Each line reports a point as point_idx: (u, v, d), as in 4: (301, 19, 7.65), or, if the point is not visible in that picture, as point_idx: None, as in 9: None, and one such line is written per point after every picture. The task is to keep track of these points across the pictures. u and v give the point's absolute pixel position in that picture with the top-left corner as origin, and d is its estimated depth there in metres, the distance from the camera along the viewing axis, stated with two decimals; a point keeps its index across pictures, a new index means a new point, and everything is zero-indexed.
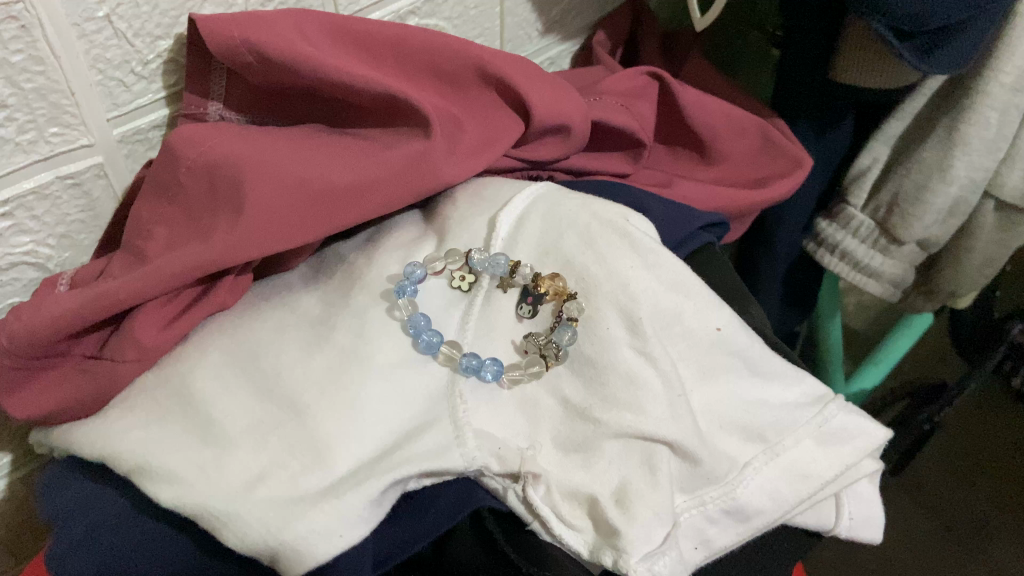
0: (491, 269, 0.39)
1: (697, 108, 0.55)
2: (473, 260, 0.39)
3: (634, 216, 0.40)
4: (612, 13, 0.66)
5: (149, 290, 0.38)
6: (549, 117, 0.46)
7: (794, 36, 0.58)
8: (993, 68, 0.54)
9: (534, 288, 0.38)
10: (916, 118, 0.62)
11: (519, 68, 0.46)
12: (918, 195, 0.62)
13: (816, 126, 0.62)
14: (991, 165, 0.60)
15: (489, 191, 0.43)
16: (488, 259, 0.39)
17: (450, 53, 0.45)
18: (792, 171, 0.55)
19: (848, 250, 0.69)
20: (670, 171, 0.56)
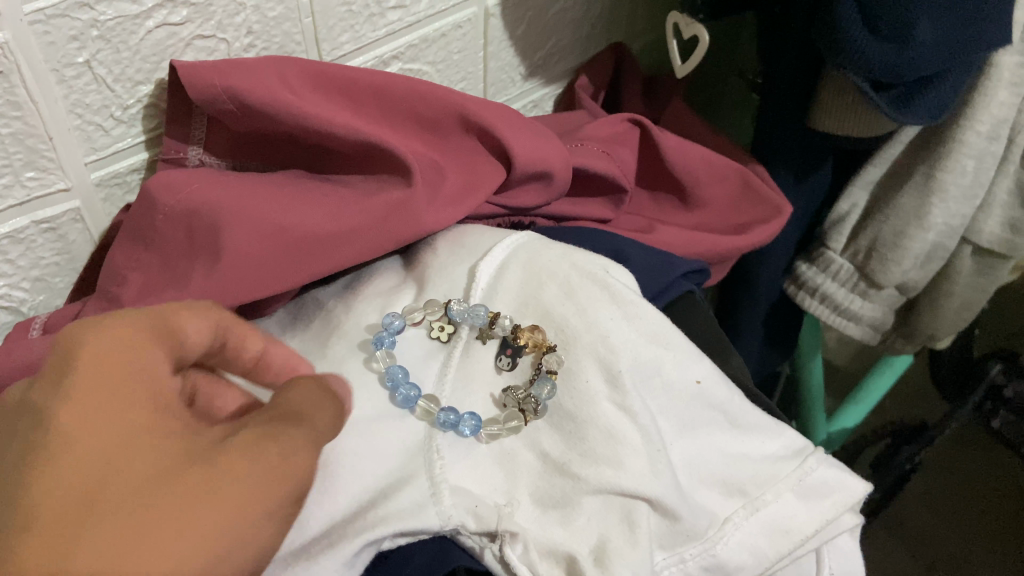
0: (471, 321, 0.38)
1: (678, 154, 0.55)
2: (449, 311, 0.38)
3: (615, 267, 0.41)
4: (595, 58, 0.67)
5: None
6: (530, 165, 0.46)
7: (772, 84, 0.59)
8: (969, 117, 0.56)
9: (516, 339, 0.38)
10: (893, 165, 0.63)
11: (501, 115, 0.47)
12: (896, 240, 0.63)
13: (795, 171, 0.63)
14: (968, 212, 0.61)
15: (470, 239, 0.43)
16: (464, 309, 0.38)
17: (432, 101, 0.45)
18: (771, 219, 0.56)
19: (828, 293, 0.68)
20: (652, 216, 0.57)
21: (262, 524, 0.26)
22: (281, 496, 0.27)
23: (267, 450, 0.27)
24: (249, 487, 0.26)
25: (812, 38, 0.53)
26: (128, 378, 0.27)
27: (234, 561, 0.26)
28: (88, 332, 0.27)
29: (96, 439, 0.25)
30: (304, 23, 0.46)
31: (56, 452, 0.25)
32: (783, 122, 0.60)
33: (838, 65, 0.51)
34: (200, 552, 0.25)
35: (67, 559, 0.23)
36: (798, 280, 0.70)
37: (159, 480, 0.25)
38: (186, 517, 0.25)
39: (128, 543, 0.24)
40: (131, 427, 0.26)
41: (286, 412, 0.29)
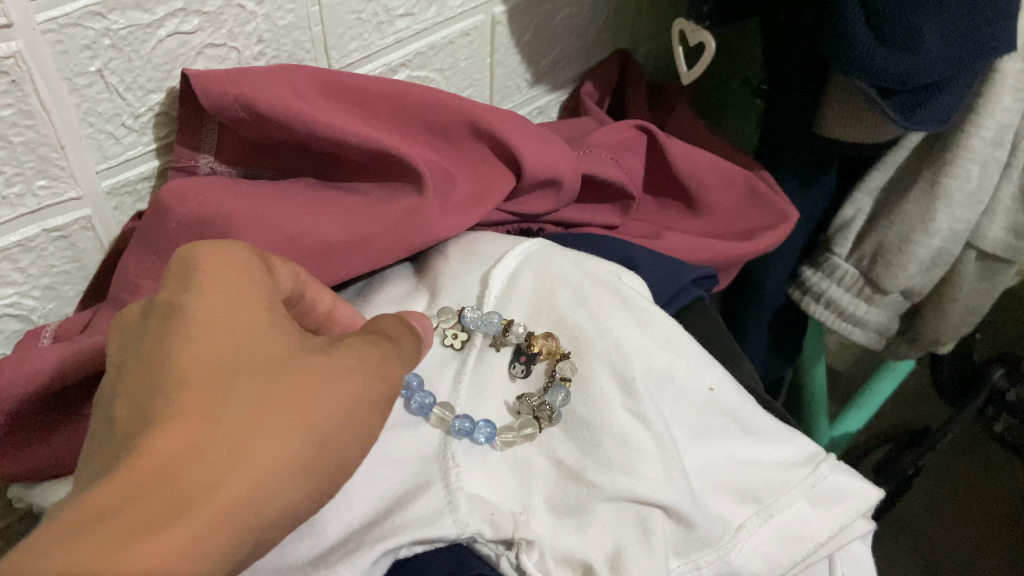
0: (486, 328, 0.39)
1: (686, 161, 0.56)
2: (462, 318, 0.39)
3: (627, 274, 0.41)
4: (600, 65, 0.67)
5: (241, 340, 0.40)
6: (539, 172, 0.47)
7: (778, 91, 0.59)
8: (975, 123, 0.56)
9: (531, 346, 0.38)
10: (898, 170, 0.63)
11: (510, 122, 0.47)
12: (901, 246, 0.63)
13: (800, 177, 0.63)
14: (973, 217, 0.61)
15: (482, 247, 0.43)
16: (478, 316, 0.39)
17: (442, 109, 0.46)
18: (779, 224, 0.56)
19: (833, 299, 0.68)
20: (659, 223, 0.57)
21: (371, 408, 0.29)
22: (387, 387, 0.30)
23: (371, 348, 0.31)
24: (361, 374, 0.29)
25: (818, 45, 0.53)
26: (249, 285, 0.31)
27: (352, 434, 0.29)
28: (207, 250, 0.31)
29: (228, 326, 0.29)
30: (313, 31, 0.47)
31: (194, 335, 0.28)
32: (788, 129, 0.60)
33: (845, 72, 0.52)
34: (324, 421, 0.28)
35: (215, 418, 0.26)
36: (803, 285, 0.71)
37: (285, 363, 0.29)
38: (312, 392, 0.28)
39: (265, 407, 0.27)
40: (259, 319, 0.30)
41: (380, 326, 0.32)
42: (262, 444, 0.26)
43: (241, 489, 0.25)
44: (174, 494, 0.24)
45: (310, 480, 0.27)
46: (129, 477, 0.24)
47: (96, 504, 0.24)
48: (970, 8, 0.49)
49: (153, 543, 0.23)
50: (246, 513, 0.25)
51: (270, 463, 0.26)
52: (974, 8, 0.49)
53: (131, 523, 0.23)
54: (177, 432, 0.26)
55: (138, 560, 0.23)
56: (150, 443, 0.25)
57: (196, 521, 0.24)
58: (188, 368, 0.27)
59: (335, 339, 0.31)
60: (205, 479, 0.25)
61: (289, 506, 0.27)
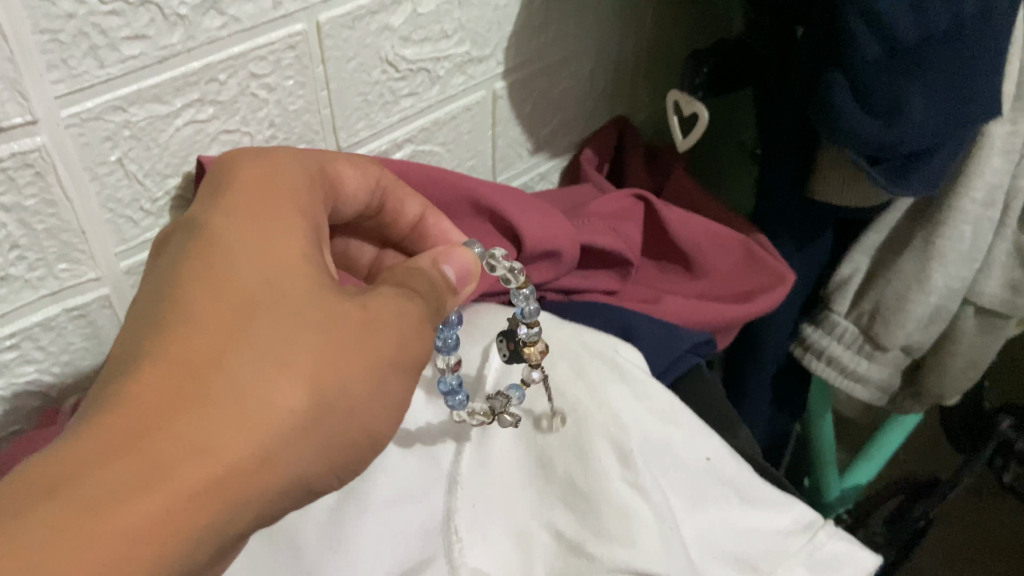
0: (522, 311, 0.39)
1: (682, 227, 0.57)
2: (519, 290, 0.39)
3: (625, 346, 0.43)
4: (599, 131, 0.69)
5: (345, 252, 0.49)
6: (539, 244, 0.49)
7: (770, 157, 0.61)
8: (965, 186, 0.59)
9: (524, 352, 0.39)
10: (893, 230, 0.64)
11: (510, 197, 0.50)
12: (898, 303, 0.64)
13: (797, 239, 0.65)
14: (967, 275, 0.63)
15: (484, 320, 0.45)
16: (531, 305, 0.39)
17: (445, 187, 0.48)
18: (775, 286, 0.57)
19: (834, 356, 0.69)
20: (657, 286, 0.58)
21: (384, 368, 0.33)
22: (404, 348, 0.33)
23: (393, 303, 0.34)
24: (374, 337, 0.33)
25: (806, 118, 0.56)
26: (275, 229, 0.34)
27: (361, 392, 0.32)
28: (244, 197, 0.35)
29: (255, 271, 0.32)
30: (322, 114, 0.49)
31: (220, 276, 0.32)
32: (782, 196, 0.62)
33: (834, 142, 0.54)
34: (335, 380, 0.31)
35: (222, 367, 0.29)
36: (804, 342, 0.71)
37: (300, 312, 0.31)
38: (324, 349, 0.31)
39: (276, 356, 0.30)
40: (281, 265, 0.33)
41: (406, 281, 0.36)
42: (274, 394, 0.29)
43: (239, 445, 0.28)
44: (170, 444, 0.27)
45: (314, 436, 0.30)
46: (131, 422, 0.27)
47: (94, 449, 0.26)
48: (958, 85, 0.52)
49: (139, 500, 0.26)
50: (247, 468, 0.28)
51: (271, 422, 0.29)
52: (961, 85, 0.52)
53: (124, 474, 0.26)
54: (184, 382, 0.28)
55: (123, 514, 0.25)
56: (158, 384, 0.28)
57: (188, 476, 0.27)
58: (205, 315, 0.30)
59: (359, 292, 0.34)
60: (209, 426, 0.28)
61: (292, 461, 0.30)
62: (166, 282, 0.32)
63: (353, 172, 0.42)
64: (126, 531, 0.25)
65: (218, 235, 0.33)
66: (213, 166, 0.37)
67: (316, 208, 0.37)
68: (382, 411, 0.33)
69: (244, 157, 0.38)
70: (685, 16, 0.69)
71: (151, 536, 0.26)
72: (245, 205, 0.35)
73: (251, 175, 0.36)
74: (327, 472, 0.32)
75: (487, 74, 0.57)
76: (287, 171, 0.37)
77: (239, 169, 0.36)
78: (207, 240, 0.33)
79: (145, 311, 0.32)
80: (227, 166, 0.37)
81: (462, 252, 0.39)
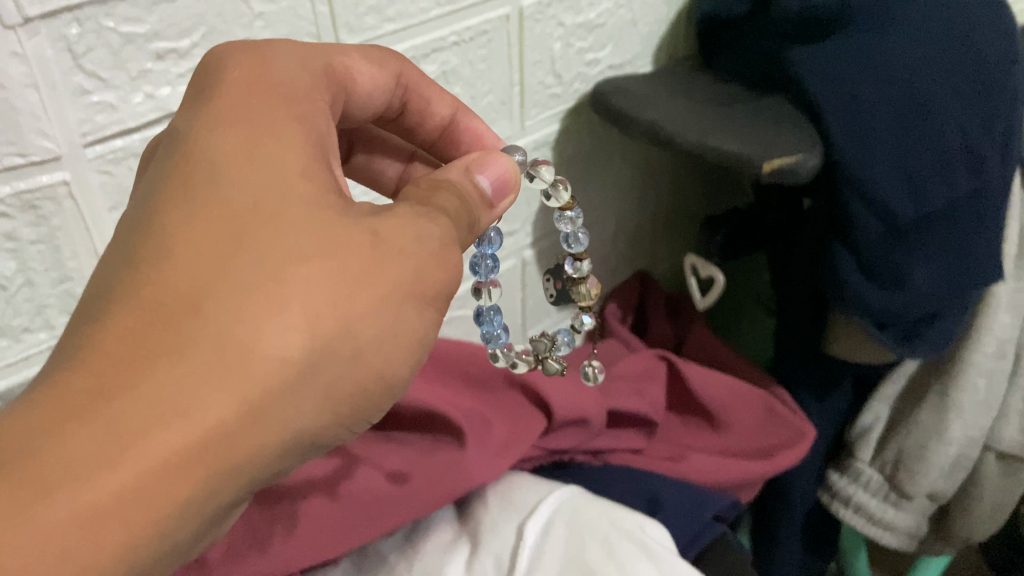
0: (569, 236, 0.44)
1: (702, 384, 0.60)
2: (564, 214, 0.44)
3: (651, 524, 0.45)
4: (622, 286, 0.74)
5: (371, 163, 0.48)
6: (568, 414, 0.52)
7: (785, 318, 0.65)
8: (975, 341, 0.62)
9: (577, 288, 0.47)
10: (911, 380, 0.68)
11: (540, 370, 0.54)
12: (920, 453, 0.66)
13: (815, 391, 0.67)
14: (985, 423, 0.65)
15: (517, 496, 0.47)
16: (579, 233, 0.44)
17: (480, 361, 0.54)
18: (796, 441, 0.59)
19: (861, 503, 0.69)
20: (682, 441, 0.60)
21: (394, 306, 0.30)
22: (416, 279, 0.31)
23: (409, 227, 0.31)
24: (382, 269, 0.30)
25: (817, 285, 0.60)
26: (272, 136, 0.31)
27: (369, 335, 0.30)
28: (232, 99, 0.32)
29: (246, 189, 0.29)
30: None
31: (207, 196, 0.29)
32: (799, 355, 0.66)
33: (844, 308, 0.58)
34: (335, 324, 0.28)
35: (200, 314, 0.26)
36: (831, 489, 0.72)
37: (298, 243, 0.29)
38: (325, 292, 0.28)
39: (267, 301, 0.27)
40: (279, 179, 0.30)
41: (429, 198, 0.34)
42: (263, 343, 0.27)
43: (220, 409, 0.26)
44: (138, 410, 0.25)
45: (311, 388, 0.28)
46: (97, 383, 0.25)
47: (51, 419, 0.24)
48: (956, 254, 0.56)
49: (104, 482, 0.24)
50: (233, 430, 0.26)
51: (260, 377, 0.27)
52: (960, 252, 0.56)
53: (86, 449, 0.24)
54: (155, 335, 0.26)
55: (86, 499, 0.24)
56: (127, 338, 0.26)
57: (159, 450, 0.25)
58: (184, 248, 0.28)
59: (373, 213, 0.32)
60: (185, 383, 0.25)
61: (287, 416, 0.28)
62: (147, 195, 0.30)
63: (368, 65, 0.39)
64: (91, 517, 0.24)
65: (205, 142, 0.31)
66: (206, 61, 0.34)
67: (319, 106, 0.35)
68: (395, 354, 0.31)
69: (237, 48, 0.35)
70: (700, 186, 0.75)
71: (122, 517, 0.24)
72: (234, 110, 0.32)
73: (243, 71, 0.33)
74: (335, 424, 0.30)
75: (515, 245, 0.63)
76: (285, 62, 0.35)
77: (232, 63, 0.33)
78: (190, 150, 0.31)
79: (120, 233, 0.29)
80: (221, 56, 0.34)
81: (497, 160, 0.38)
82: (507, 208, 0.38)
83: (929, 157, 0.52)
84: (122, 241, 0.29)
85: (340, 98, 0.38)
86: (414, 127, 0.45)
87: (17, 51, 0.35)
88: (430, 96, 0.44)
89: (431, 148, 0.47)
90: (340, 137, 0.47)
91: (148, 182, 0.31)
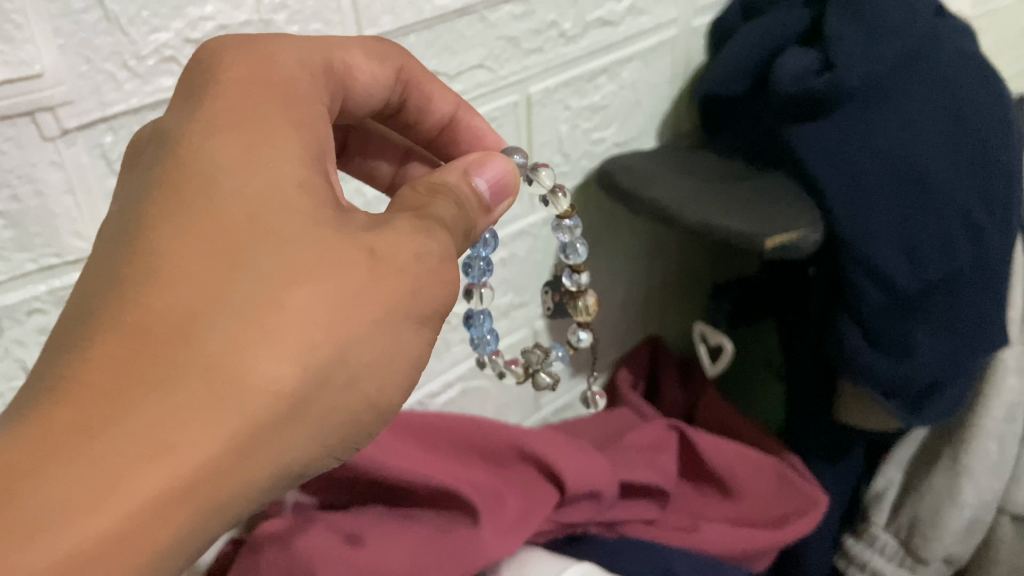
0: (567, 248, 0.48)
1: (714, 452, 0.61)
2: (562, 223, 0.47)
3: None
4: (632, 353, 0.75)
5: (364, 153, 0.47)
6: (580, 486, 0.52)
7: (796, 385, 0.67)
8: (984, 406, 0.63)
9: (577, 303, 0.51)
10: (923, 446, 0.68)
11: (553, 444, 0.55)
12: (934, 518, 0.66)
13: (827, 459, 0.68)
14: (997, 486, 0.65)
15: (533, 570, 0.48)
16: (576, 243, 0.48)
17: (493, 436, 0.55)
18: (809, 510, 0.59)
19: (877, 569, 0.70)
20: (697, 512, 0.60)
21: (393, 325, 0.30)
22: (413, 301, 0.31)
23: (408, 243, 0.31)
24: (377, 289, 0.29)
25: (824, 355, 0.62)
26: (267, 145, 0.31)
27: (365, 360, 0.29)
28: (224, 105, 0.31)
29: (242, 202, 0.29)
30: None
31: (200, 207, 0.28)
32: (811, 423, 0.67)
33: (853, 379, 0.59)
34: (330, 349, 0.28)
35: (192, 340, 0.26)
36: (847, 555, 0.73)
37: (293, 263, 0.28)
38: (319, 316, 0.28)
39: (260, 326, 0.27)
40: (275, 194, 0.29)
41: (427, 206, 0.33)
42: (256, 371, 0.26)
43: (210, 443, 0.25)
44: (125, 445, 0.24)
45: (304, 424, 0.28)
46: (83, 410, 0.24)
47: (32, 455, 0.23)
48: (959, 324, 0.57)
49: (87, 524, 0.23)
50: (225, 463, 0.26)
51: (255, 409, 0.26)
52: (964, 322, 0.57)
53: (69, 488, 0.23)
54: (142, 364, 0.25)
55: (67, 543, 0.23)
56: (112, 360, 0.25)
57: (145, 488, 0.24)
58: (175, 267, 0.27)
59: (371, 226, 0.31)
60: (177, 412, 0.25)
61: (280, 448, 0.27)
62: (136, 203, 0.29)
63: (370, 61, 0.39)
64: (74, 560, 0.23)
65: (198, 149, 0.30)
66: (197, 57, 0.33)
67: (317, 111, 0.34)
68: (391, 379, 0.31)
69: (230, 43, 0.34)
70: (708, 254, 0.77)
71: (107, 560, 0.24)
72: (228, 115, 0.31)
73: (241, 72, 0.33)
74: (324, 454, 0.29)
75: (526, 317, 0.65)
76: (287, 61, 0.34)
77: (229, 64, 0.33)
78: (183, 158, 0.30)
79: (105, 246, 0.28)
80: (214, 50, 0.33)
81: (497, 161, 0.37)
82: (503, 212, 0.38)
83: (929, 232, 0.54)
84: (107, 257, 0.28)
85: (338, 96, 0.38)
86: (413, 124, 0.45)
87: (56, 160, 0.38)
88: (432, 92, 0.43)
89: (430, 144, 0.47)
90: (335, 131, 0.46)
91: (133, 193, 0.30)
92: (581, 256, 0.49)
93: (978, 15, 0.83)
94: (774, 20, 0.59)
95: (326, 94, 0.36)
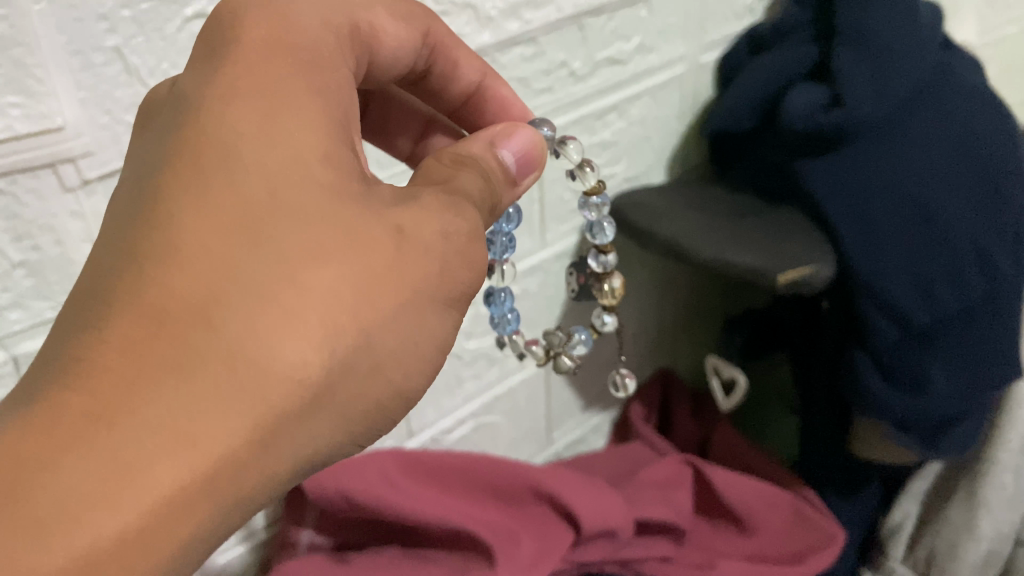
0: (593, 227, 0.49)
1: (729, 486, 0.61)
2: (589, 200, 0.47)
3: None
4: (644, 385, 0.75)
5: (384, 121, 0.47)
6: (595, 524, 0.53)
7: (810, 420, 0.67)
8: (998, 441, 0.62)
9: (603, 285, 0.51)
10: (939, 477, 0.68)
11: (567, 482, 0.55)
12: (951, 550, 0.66)
13: (843, 493, 0.68)
14: (1015, 517, 0.64)
15: None
16: (603, 222, 0.49)
17: (507, 474, 0.55)
18: (827, 545, 0.59)
19: None
20: (713, 548, 0.60)
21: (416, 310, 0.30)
22: (439, 280, 0.30)
23: (435, 220, 0.31)
24: (401, 269, 0.29)
25: (838, 389, 0.62)
26: (291, 109, 0.30)
27: (389, 345, 0.29)
28: (245, 61, 0.30)
29: (263, 173, 0.28)
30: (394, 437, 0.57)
31: (220, 179, 0.28)
32: (827, 457, 0.66)
33: (867, 413, 0.59)
34: (351, 337, 0.28)
35: (211, 324, 0.25)
36: None
37: (315, 242, 0.28)
38: (340, 299, 0.27)
39: (279, 310, 0.26)
40: (297, 167, 0.29)
41: (450, 179, 0.33)
42: (276, 355, 0.26)
43: (228, 436, 0.25)
44: (144, 436, 0.24)
45: (327, 415, 0.28)
46: (99, 397, 0.24)
47: (49, 448, 0.23)
48: (973, 356, 0.57)
49: (104, 521, 0.23)
50: (243, 455, 0.25)
51: (274, 400, 0.26)
52: (977, 357, 0.57)
53: (87, 482, 0.23)
54: (160, 349, 0.25)
55: (83, 541, 0.23)
56: (126, 343, 0.25)
57: (162, 482, 0.24)
58: (194, 245, 0.26)
59: (398, 200, 0.31)
60: (194, 399, 0.24)
61: (300, 438, 0.27)
62: (153, 171, 0.28)
63: (395, 22, 0.38)
64: (89, 562, 0.23)
65: (218, 112, 0.29)
66: (217, 12, 0.32)
67: (342, 75, 0.33)
68: (416, 366, 0.30)
69: None
70: (719, 284, 0.77)
71: (123, 557, 0.23)
72: (250, 75, 0.30)
73: (263, 32, 0.31)
74: (346, 442, 0.29)
75: None
76: (311, 22, 0.32)
77: (251, 20, 0.31)
78: (201, 124, 0.29)
79: (120, 217, 0.28)
80: (234, 10, 0.31)
81: (525, 130, 0.37)
82: (530, 183, 0.38)
83: (941, 266, 0.53)
84: (122, 230, 0.27)
85: (364, 57, 0.37)
86: (438, 91, 0.44)
87: (77, 210, 0.38)
88: (459, 58, 0.42)
89: (454, 114, 0.46)
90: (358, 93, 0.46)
91: (149, 159, 0.29)
92: (607, 237, 0.49)
93: (985, 42, 0.83)
94: (780, 57, 0.59)
95: (353, 59, 0.35)
